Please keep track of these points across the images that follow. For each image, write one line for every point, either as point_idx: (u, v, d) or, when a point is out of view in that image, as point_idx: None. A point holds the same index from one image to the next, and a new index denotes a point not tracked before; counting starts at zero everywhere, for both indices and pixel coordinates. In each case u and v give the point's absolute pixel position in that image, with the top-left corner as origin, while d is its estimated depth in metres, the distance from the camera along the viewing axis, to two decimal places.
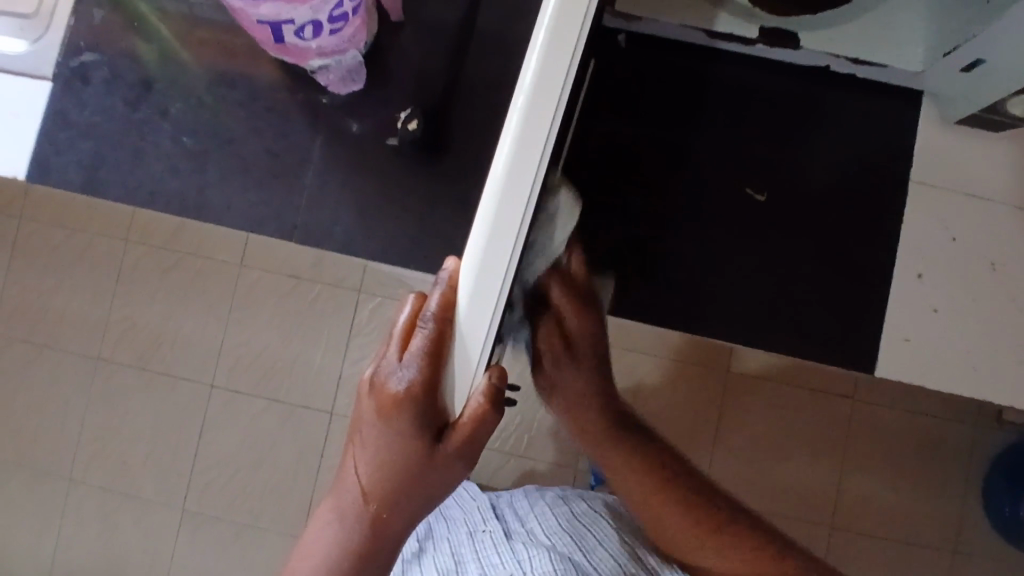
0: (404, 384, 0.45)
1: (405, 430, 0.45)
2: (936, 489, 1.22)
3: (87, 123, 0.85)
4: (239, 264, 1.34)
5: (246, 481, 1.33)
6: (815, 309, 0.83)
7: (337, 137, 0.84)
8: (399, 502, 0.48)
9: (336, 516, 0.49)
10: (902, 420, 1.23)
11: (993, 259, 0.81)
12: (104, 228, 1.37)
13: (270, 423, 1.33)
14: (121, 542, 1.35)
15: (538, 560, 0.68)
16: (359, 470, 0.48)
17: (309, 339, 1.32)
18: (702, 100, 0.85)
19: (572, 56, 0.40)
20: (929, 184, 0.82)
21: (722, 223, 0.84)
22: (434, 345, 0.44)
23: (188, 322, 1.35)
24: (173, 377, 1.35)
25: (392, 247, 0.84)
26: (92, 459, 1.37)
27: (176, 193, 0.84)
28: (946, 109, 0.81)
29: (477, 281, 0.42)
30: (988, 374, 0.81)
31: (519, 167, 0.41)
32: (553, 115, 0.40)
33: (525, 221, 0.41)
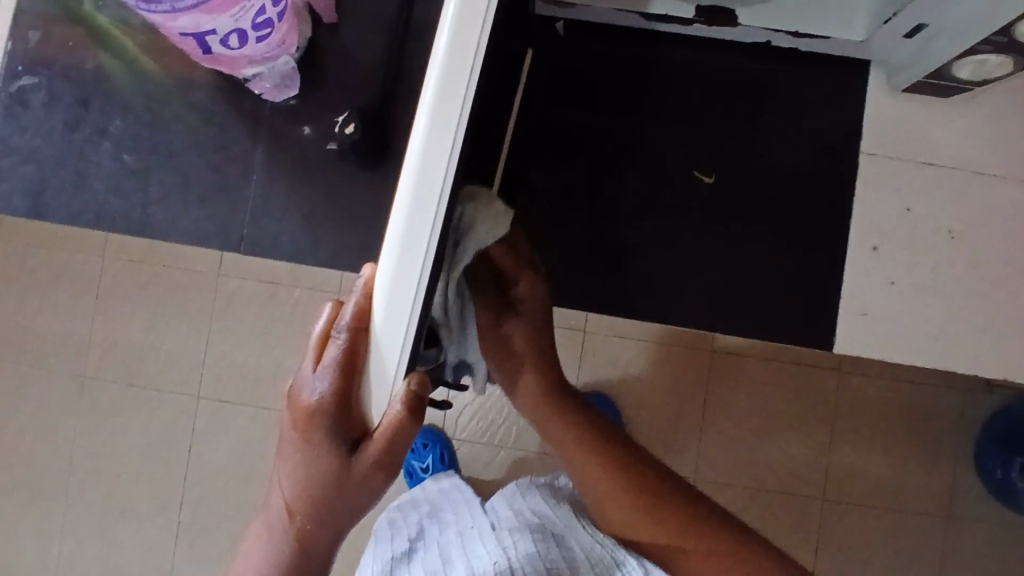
0: (316, 395, 0.44)
1: (322, 442, 0.45)
2: (924, 455, 1.22)
3: (30, 149, 0.84)
4: (217, 274, 1.34)
5: (238, 490, 1.33)
6: (771, 290, 0.82)
7: (279, 144, 0.83)
8: (326, 514, 0.47)
9: (266, 532, 0.50)
10: (885, 387, 1.22)
11: (951, 228, 0.79)
12: (80, 247, 1.37)
13: (257, 430, 1.33)
14: (119, 559, 1.36)
15: (520, 540, 0.66)
16: (284, 485, 0.47)
17: (290, 344, 1.32)
18: (650, 85, 0.84)
19: (474, 58, 0.39)
20: (882, 156, 0.80)
21: (673, 207, 0.83)
22: (347, 355, 0.43)
23: (169, 336, 1.35)
24: (158, 391, 1.35)
25: (344, 253, 0.83)
26: (85, 478, 1.37)
27: (123, 213, 0.83)
28: (892, 76, 0.79)
29: (389, 293, 0.41)
30: (948, 343, 0.79)
31: (425, 178, 0.40)
32: (458, 123, 0.39)
33: (435, 230, 0.40)
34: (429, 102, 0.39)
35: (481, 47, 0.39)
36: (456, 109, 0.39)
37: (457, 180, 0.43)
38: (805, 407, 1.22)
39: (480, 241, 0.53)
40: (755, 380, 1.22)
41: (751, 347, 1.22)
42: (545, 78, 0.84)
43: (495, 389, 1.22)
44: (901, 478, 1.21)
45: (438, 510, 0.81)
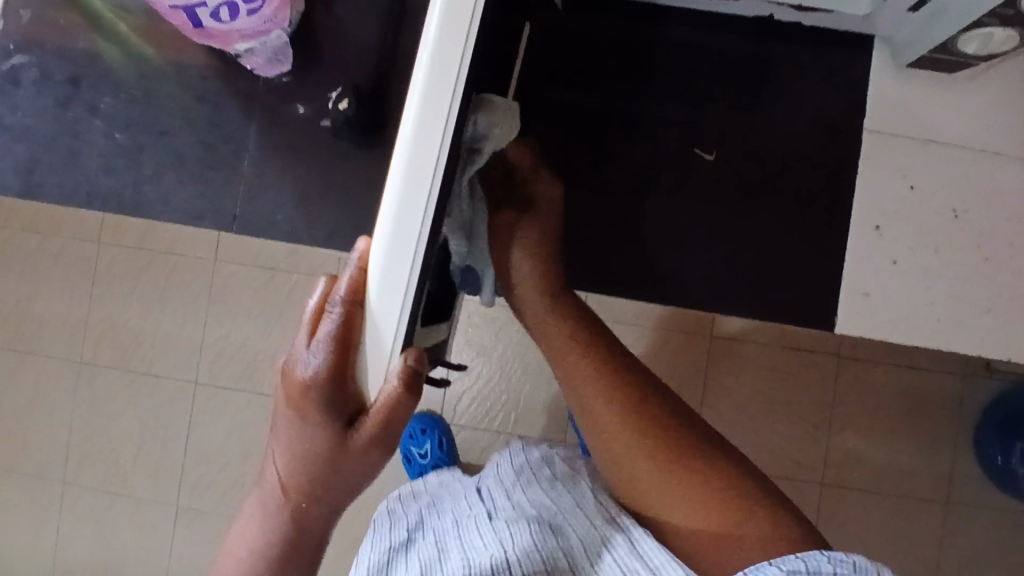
0: (309, 370, 0.42)
1: (315, 418, 0.43)
2: (925, 441, 1.21)
3: (21, 127, 0.82)
4: (214, 258, 1.32)
5: (236, 475, 1.33)
6: (773, 271, 0.81)
7: (272, 123, 0.81)
8: (321, 491, 0.47)
9: (259, 509, 0.49)
10: (887, 372, 1.21)
11: (954, 207, 0.78)
12: (76, 231, 1.36)
13: (256, 416, 1.32)
14: (117, 543, 1.36)
15: (518, 533, 0.62)
16: (278, 462, 0.47)
17: (288, 329, 1.31)
18: (651, 61, 0.82)
19: (471, 22, 0.38)
20: (885, 132, 0.78)
21: (672, 186, 0.82)
22: (342, 330, 0.41)
23: (166, 320, 1.34)
24: (156, 377, 1.35)
25: (338, 232, 0.82)
26: (85, 462, 1.37)
27: (115, 192, 0.82)
28: (897, 53, 0.77)
29: (385, 267, 0.40)
30: (953, 326, 0.78)
31: (420, 147, 0.38)
32: (453, 89, 0.38)
33: (431, 201, 0.39)
34: (423, 68, 0.38)
35: (478, 8, 0.38)
36: (452, 76, 0.38)
37: (453, 151, 0.42)
38: (806, 392, 1.21)
39: (497, 143, 0.54)
40: (756, 366, 1.21)
41: (753, 333, 1.21)
42: (545, 53, 0.82)
43: (494, 374, 1.21)
44: (902, 464, 1.21)
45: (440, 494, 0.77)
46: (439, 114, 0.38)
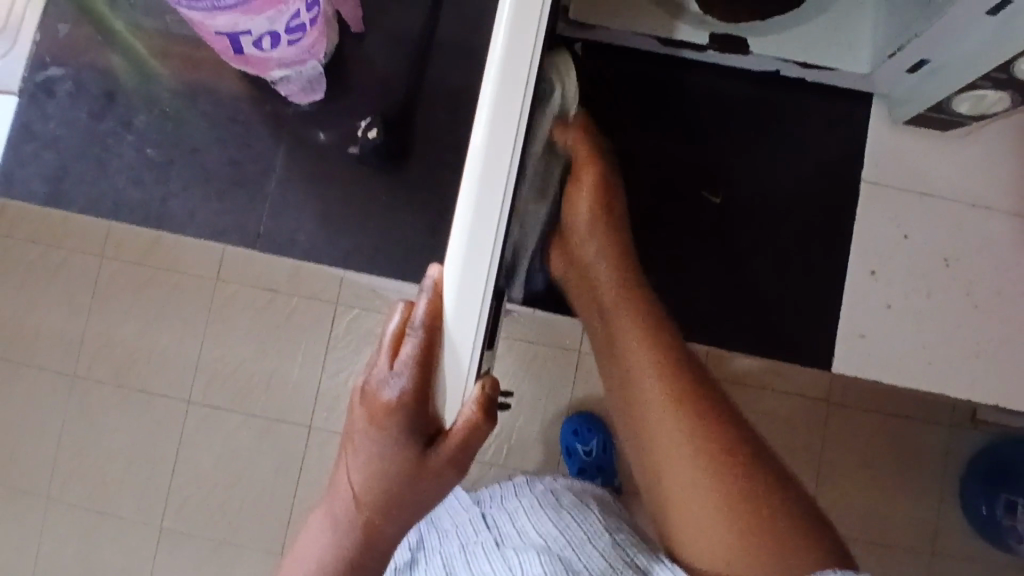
0: (394, 395, 0.45)
1: (394, 438, 0.47)
2: (921, 495, 1.23)
3: (52, 136, 0.85)
4: (214, 278, 1.32)
5: (223, 496, 1.32)
6: (774, 305, 0.84)
7: (300, 146, 0.84)
8: (392, 508, 0.50)
9: (331, 516, 0.53)
10: (880, 421, 1.23)
11: (946, 256, 0.83)
12: (79, 245, 1.34)
13: (247, 437, 1.32)
14: (98, 556, 1.34)
15: (528, 563, 0.64)
16: (354, 474, 0.50)
17: (285, 353, 1.32)
18: (666, 107, 0.86)
19: (534, 52, 0.42)
20: (882, 184, 0.84)
21: (679, 221, 0.86)
22: (423, 352, 0.43)
23: (165, 337, 1.33)
24: (150, 394, 1.34)
25: (356, 256, 0.83)
26: (69, 480, 1.34)
27: (141, 203, 0.84)
28: (895, 109, 0.83)
29: (461, 283, 0.42)
30: (943, 369, 0.82)
31: (491, 165, 0.41)
32: (520, 111, 0.41)
33: (503, 214, 0.42)
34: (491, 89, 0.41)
35: (540, 39, 0.42)
36: (517, 97, 0.41)
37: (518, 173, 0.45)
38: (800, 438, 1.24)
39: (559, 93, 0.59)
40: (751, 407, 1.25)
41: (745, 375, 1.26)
42: None
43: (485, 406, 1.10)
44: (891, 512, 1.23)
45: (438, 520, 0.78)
46: (507, 133, 0.41)
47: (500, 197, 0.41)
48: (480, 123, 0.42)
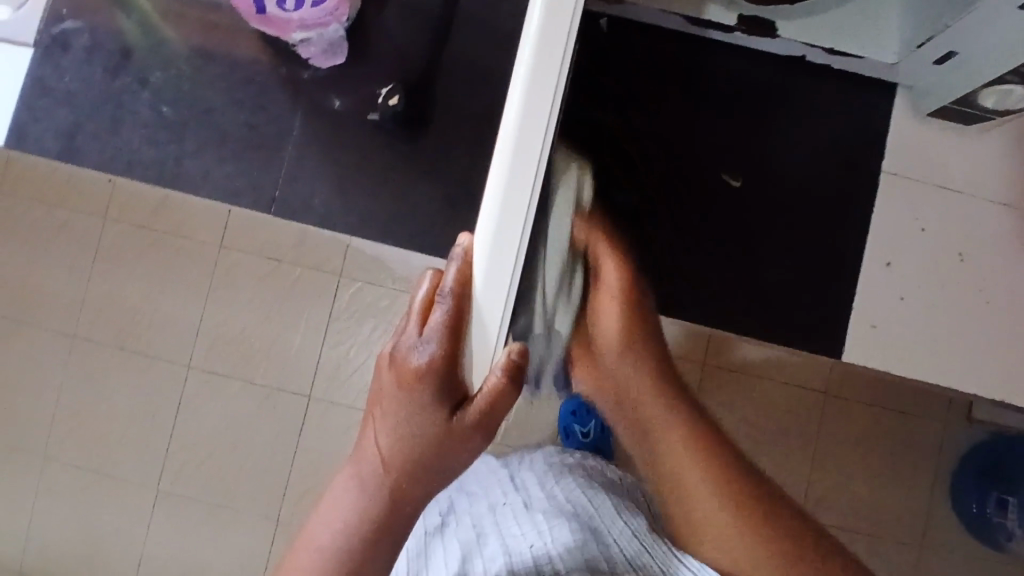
0: (424, 357, 0.46)
1: (425, 400, 0.47)
2: (913, 485, 1.36)
3: (67, 91, 0.83)
4: (218, 245, 1.47)
5: (221, 465, 1.47)
6: (789, 295, 0.84)
7: (317, 112, 0.83)
8: (419, 473, 0.49)
9: (356, 483, 0.50)
10: (867, 412, 1.37)
11: (960, 250, 0.82)
12: (32, 192, 1.50)
13: (249, 404, 1.47)
14: (102, 518, 1.48)
15: (558, 529, 0.67)
16: (380, 438, 0.49)
17: (285, 324, 1.47)
18: (689, 89, 0.85)
19: (569, 29, 0.43)
20: (901, 175, 0.84)
21: (697, 206, 0.84)
22: (453, 316, 0.45)
23: (159, 304, 1.49)
24: (155, 358, 1.49)
25: (370, 225, 0.82)
26: (59, 440, 1.48)
27: (155, 162, 0.83)
28: (919, 102, 0.83)
29: (491, 254, 0.44)
30: (952, 361, 0.82)
31: (524, 139, 0.43)
32: (553, 87, 0.43)
33: (535, 189, 0.43)
34: (526, 67, 0.43)
35: (576, 16, 0.43)
36: (551, 75, 0.43)
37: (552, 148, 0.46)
38: (803, 425, 1.36)
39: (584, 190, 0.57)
40: (764, 397, 1.35)
41: (770, 366, 1.34)
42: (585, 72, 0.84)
43: None
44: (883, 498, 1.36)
45: (465, 483, 0.83)
46: (541, 110, 0.43)
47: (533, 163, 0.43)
48: (514, 100, 0.43)
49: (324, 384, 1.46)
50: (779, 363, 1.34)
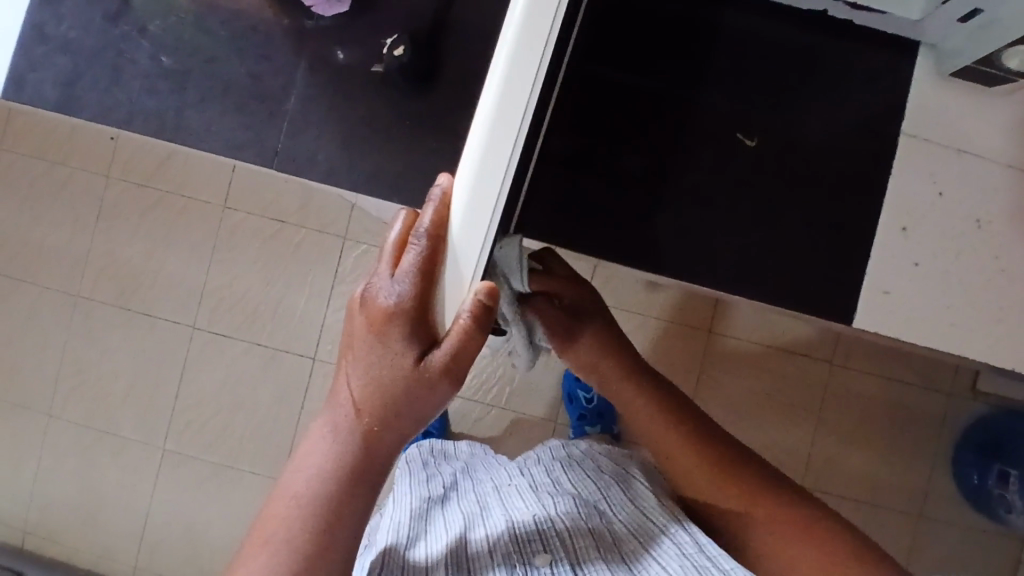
0: (394, 298, 0.53)
1: (396, 343, 0.53)
2: (871, 442, 1.62)
3: (66, 39, 0.81)
4: (222, 205, 1.71)
5: (226, 423, 1.70)
6: (800, 260, 0.82)
7: (321, 64, 0.81)
8: (390, 415, 0.55)
9: (330, 430, 0.57)
10: (880, 382, 1.62)
11: (978, 217, 0.80)
12: (83, 163, 1.73)
13: (253, 364, 1.70)
14: (93, 468, 1.70)
15: (561, 502, 0.82)
16: (355, 383, 0.56)
17: (289, 286, 1.70)
18: (703, 45, 0.83)
19: (557, 9, 0.48)
20: (921, 138, 0.81)
21: (710, 167, 0.83)
22: (426, 259, 0.52)
23: (171, 262, 1.72)
24: (155, 318, 1.71)
25: (377, 180, 0.81)
26: (70, 400, 1.72)
27: (156, 113, 0.81)
28: (942, 61, 0.80)
29: (470, 202, 0.49)
30: (965, 330, 0.81)
31: (509, 101, 0.48)
32: (538, 57, 0.48)
33: (515, 147, 0.48)
34: (515, 37, 0.48)
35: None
36: (537, 47, 0.48)
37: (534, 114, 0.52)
38: (793, 390, 1.62)
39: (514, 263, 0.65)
40: (775, 365, 1.61)
41: (774, 340, 1.61)
42: (596, 26, 0.82)
43: None
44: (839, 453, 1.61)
45: (471, 470, 1.00)
46: (527, 76, 0.48)
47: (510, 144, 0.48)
48: (502, 65, 0.48)
49: (328, 348, 1.69)
50: (778, 334, 1.61)
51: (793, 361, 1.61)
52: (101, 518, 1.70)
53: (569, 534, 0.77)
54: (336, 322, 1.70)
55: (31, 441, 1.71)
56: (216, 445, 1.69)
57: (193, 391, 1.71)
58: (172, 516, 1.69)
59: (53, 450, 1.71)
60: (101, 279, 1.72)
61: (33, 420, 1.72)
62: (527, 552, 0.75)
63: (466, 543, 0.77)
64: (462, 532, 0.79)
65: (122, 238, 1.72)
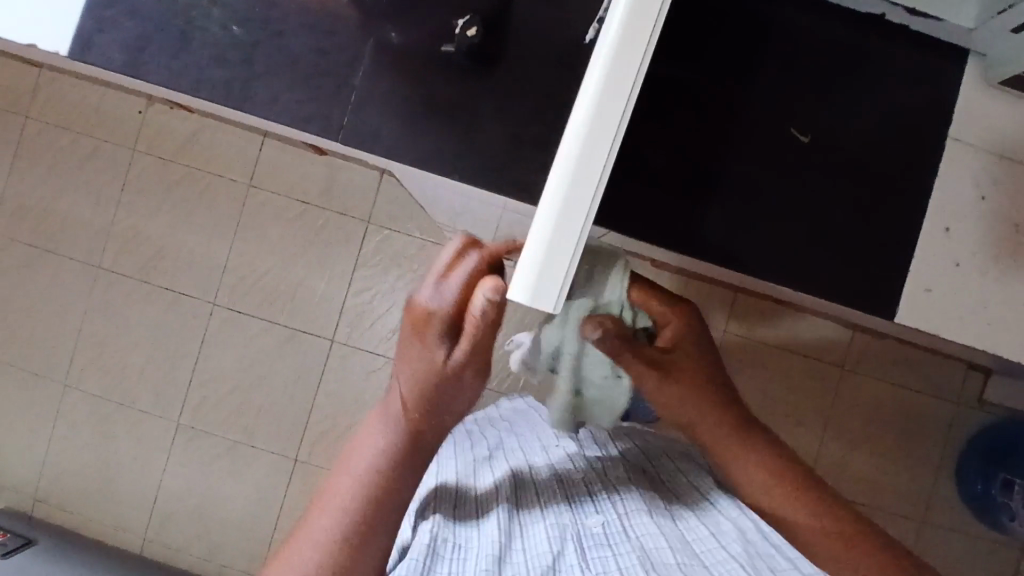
0: (435, 304, 0.66)
1: (435, 344, 0.66)
2: (878, 445, 1.65)
3: (135, 3, 0.82)
4: (248, 183, 1.72)
5: (242, 401, 1.70)
6: (846, 254, 0.84)
7: (389, 40, 0.82)
8: (430, 403, 0.68)
9: (385, 412, 0.70)
10: (890, 388, 1.65)
11: (1016, 222, 0.83)
12: (110, 135, 1.73)
13: (271, 343, 1.71)
14: (107, 440, 1.71)
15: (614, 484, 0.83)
16: (403, 375, 0.68)
17: (310, 267, 1.71)
18: (758, 41, 0.85)
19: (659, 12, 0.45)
20: (967, 143, 0.84)
21: (761, 159, 0.85)
22: (466, 278, 0.66)
23: (194, 239, 1.72)
24: (175, 293, 1.72)
25: (439, 157, 0.82)
26: (87, 372, 1.72)
27: (223, 82, 0.82)
28: (989, 70, 0.83)
29: (563, 207, 0.45)
30: (1001, 330, 0.83)
31: (606, 107, 0.44)
32: (640, 59, 0.44)
33: (610, 157, 0.45)
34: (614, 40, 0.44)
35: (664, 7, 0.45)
36: (639, 47, 0.44)
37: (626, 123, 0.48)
38: (802, 391, 1.65)
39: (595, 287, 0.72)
40: (786, 366, 1.64)
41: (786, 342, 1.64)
42: None
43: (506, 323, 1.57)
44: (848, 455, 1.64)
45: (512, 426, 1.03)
46: (625, 82, 0.44)
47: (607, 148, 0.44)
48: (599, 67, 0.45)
49: (347, 331, 1.70)
50: (791, 336, 1.64)
51: (804, 362, 1.64)
52: (113, 489, 1.71)
53: (619, 499, 0.82)
54: (357, 305, 1.71)
55: (46, 410, 1.72)
56: (231, 422, 1.70)
57: (210, 368, 1.71)
58: (184, 490, 1.70)
59: (67, 420, 1.72)
60: (123, 252, 1.73)
61: (50, 390, 1.72)
62: (578, 513, 0.81)
63: (517, 503, 0.83)
64: (512, 490, 0.84)
65: (146, 212, 1.73)
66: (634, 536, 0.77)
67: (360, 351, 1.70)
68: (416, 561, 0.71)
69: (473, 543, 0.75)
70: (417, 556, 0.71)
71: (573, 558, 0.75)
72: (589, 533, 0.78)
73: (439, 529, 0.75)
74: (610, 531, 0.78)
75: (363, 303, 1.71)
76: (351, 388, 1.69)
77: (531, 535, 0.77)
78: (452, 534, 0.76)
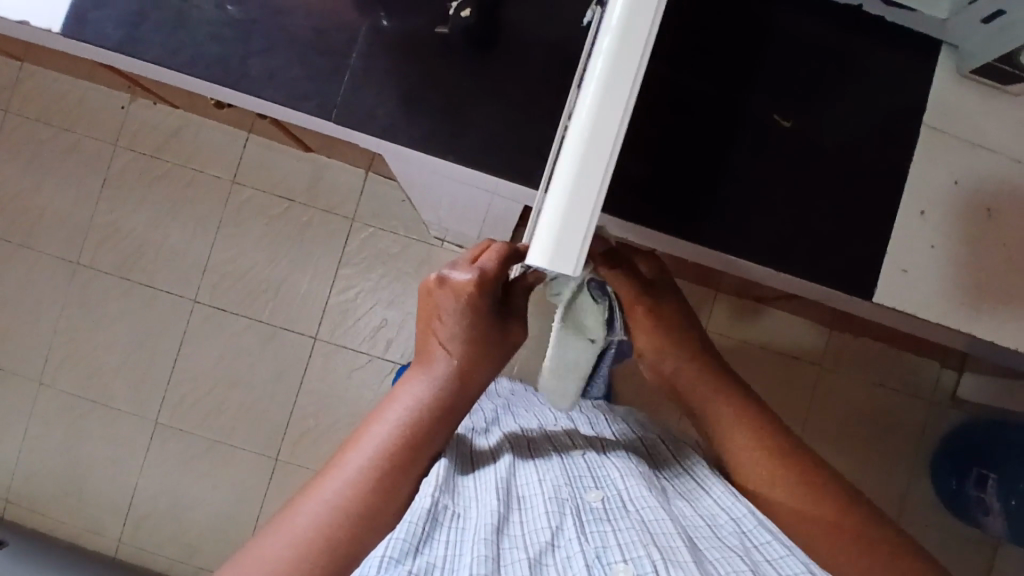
0: (476, 277, 0.69)
1: (484, 309, 0.69)
2: (856, 441, 1.68)
3: None
4: (231, 179, 1.71)
5: (221, 398, 1.68)
6: (831, 237, 0.87)
7: (384, 22, 0.83)
8: (480, 360, 0.69)
9: (427, 376, 0.68)
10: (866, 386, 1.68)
11: (989, 206, 0.87)
12: (92, 130, 1.72)
13: (253, 340, 1.69)
14: (82, 438, 1.68)
15: (622, 459, 0.79)
16: (449, 340, 0.69)
17: (293, 264, 1.70)
18: (745, 34, 0.88)
19: None
20: (941, 132, 0.87)
21: (749, 145, 0.87)
22: (499, 256, 0.71)
23: (176, 234, 1.71)
24: (154, 289, 1.70)
25: (433, 137, 0.83)
26: (62, 368, 1.69)
27: (219, 59, 0.83)
28: (963, 61, 0.87)
29: (581, 171, 0.46)
30: (974, 310, 0.86)
31: (621, 68, 0.46)
32: (650, 23, 0.46)
33: (626, 117, 0.46)
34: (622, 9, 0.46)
35: None
36: (648, 14, 0.46)
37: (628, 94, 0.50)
38: (783, 389, 1.67)
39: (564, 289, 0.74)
40: (767, 364, 1.67)
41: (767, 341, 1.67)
42: None
43: None
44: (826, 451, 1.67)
45: (513, 407, 0.98)
46: (637, 46, 0.46)
47: (620, 117, 0.46)
48: (609, 33, 0.46)
49: (330, 329, 1.70)
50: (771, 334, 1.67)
51: (783, 360, 1.67)
52: (87, 488, 1.67)
53: (620, 473, 0.76)
54: (341, 302, 1.70)
55: (19, 407, 1.69)
56: (212, 421, 1.68)
57: (190, 365, 1.69)
58: (160, 490, 1.67)
59: (41, 417, 1.68)
60: (102, 248, 1.71)
61: (23, 386, 1.69)
62: (577, 486, 0.74)
63: (515, 468, 0.77)
64: (511, 454, 0.80)
65: (127, 208, 1.71)
66: (633, 511, 0.70)
67: (342, 349, 1.70)
68: (412, 525, 0.64)
69: (471, 512, 0.69)
70: (414, 518, 0.65)
71: (572, 533, 0.68)
72: (589, 507, 0.71)
73: (440, 494, 0.69)
74: (611, 507, 0.71)
75: (346, 301, 1.70)
76: (334, 386, 1.68)
77: (529, 506, 0.71)
78: (451, 501, 0.69)
